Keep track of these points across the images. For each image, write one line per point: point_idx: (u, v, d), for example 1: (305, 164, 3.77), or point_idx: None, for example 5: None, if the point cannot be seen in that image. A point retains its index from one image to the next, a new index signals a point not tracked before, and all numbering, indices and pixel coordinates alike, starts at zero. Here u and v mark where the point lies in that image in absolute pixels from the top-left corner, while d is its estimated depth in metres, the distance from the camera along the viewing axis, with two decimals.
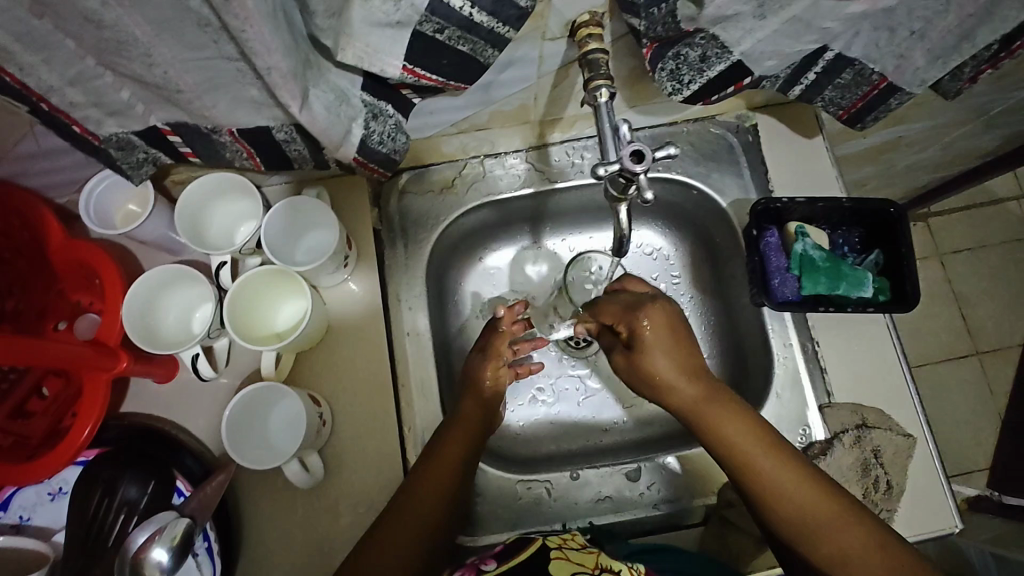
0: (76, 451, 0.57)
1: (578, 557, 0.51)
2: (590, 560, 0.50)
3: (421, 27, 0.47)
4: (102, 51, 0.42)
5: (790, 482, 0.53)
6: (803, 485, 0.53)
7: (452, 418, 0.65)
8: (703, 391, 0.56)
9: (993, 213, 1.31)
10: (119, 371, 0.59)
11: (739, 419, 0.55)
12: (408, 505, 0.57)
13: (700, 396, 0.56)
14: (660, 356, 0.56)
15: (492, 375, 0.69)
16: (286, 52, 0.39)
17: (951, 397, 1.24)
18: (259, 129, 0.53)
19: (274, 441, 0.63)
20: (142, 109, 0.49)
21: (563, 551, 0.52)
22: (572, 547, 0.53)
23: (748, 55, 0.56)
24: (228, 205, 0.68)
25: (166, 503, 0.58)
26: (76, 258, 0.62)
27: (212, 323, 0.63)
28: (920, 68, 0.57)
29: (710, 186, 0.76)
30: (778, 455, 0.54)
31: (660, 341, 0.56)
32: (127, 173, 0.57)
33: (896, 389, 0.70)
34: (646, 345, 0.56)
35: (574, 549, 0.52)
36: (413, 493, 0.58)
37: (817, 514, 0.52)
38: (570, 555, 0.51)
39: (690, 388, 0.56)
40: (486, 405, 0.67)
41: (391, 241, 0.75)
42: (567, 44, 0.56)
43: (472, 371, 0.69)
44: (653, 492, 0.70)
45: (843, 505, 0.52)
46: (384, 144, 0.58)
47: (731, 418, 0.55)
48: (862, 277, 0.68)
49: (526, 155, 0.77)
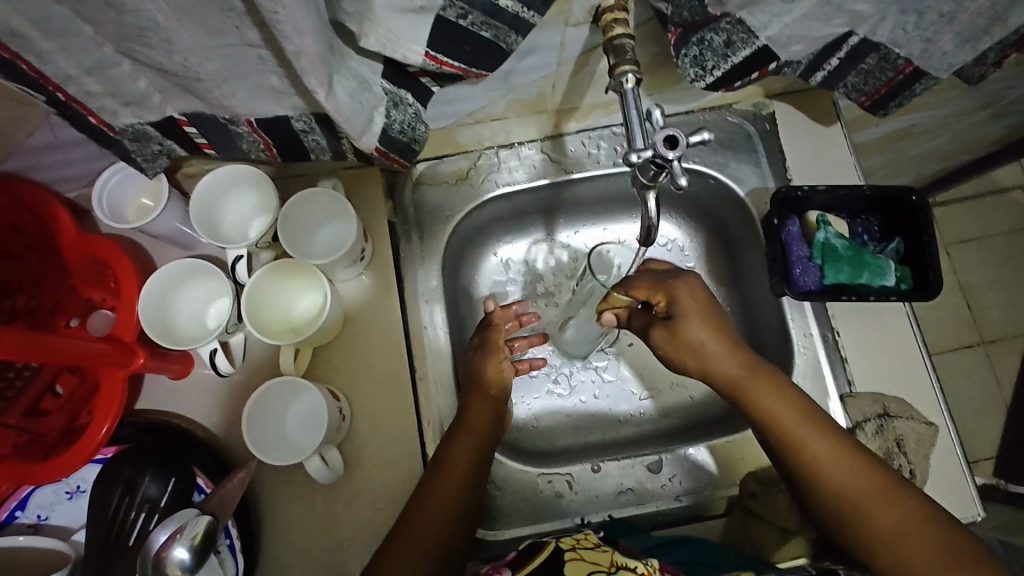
0: (94, 449, 0.56)
1: (594, 557, 0.50)
2: (606, 559, 0.49)
3: (445, 12, 0.46)
4: (122, 38, 0.41)
5: (840, 467, 0.54)
6: (852, 472, 0.54)
7: (459, 425, 0.63)
8: (748, 370, 0.58)
9: (999, 201, 1.31)
10: (136, 367, 0.58)
11: (781, 395, 0.57)
12: (421, 515, 0.57)
13: (745, 374, 0.58)
14: (699, 331, 0.58)
15: (494, 371, 0.67)
16: (315, 36, 0.37)
17: (959, 387, 1.24)
18: (278, 119, 0.52)
19: (293, 437, 0.62)
20: (159, 99, 0.48)
21: (578, 551, 0.50)
22: (586, 546, 0.51)
23: (773, 40, 0.55)
24: (242, 198, 0.67)
25: (188, 501, 0.57)
26: (88, 252, 0.61)
27: (230, 317, 0.62)
28: (947, 52, 0.56)
29: (728, 175, 0.76)
30: (824, 437, 0.55)
31: (700, 318, 0.58)
32: (142, 166, 0.56)
33: (917, 377, 0.69)
34: (681, 318, 0.59)
35: (588, 547, 0.51)
36: (434, 493, 0.58)
37: (858, 490, 0.53)
38: (585, 555, 0.50)
39: (731, 364, 0.58)
40: (493, 407, 0.65)
41: (405, 234, 0.74)
42: (590, 30, 0.55)
43: (474, 368, 0.67)
44: (675, 483, 0.69)
45: (885, 486, 0.53)
46: (405, 134, 0.56)
47: (772, 396, 0.57)
48: (885, 267, 0.68)
49: (541, 145, 0.76)
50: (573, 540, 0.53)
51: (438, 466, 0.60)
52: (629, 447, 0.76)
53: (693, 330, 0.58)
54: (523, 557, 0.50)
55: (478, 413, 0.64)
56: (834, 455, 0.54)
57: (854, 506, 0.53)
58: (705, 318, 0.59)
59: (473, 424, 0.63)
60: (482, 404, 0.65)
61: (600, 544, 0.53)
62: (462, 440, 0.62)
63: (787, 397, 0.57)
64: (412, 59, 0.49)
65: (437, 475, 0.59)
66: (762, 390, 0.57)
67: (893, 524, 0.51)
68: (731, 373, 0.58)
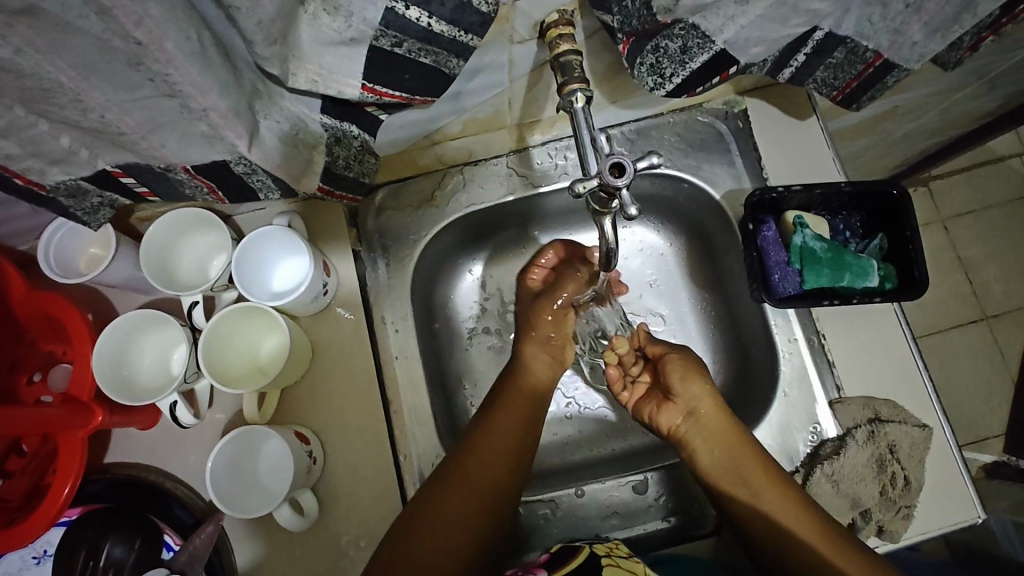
0: (58, 512, 0.54)
1: (628, 565, 0.52)
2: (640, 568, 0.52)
3: (377, 42, 0.42)
4: (29, 100, 0.38)
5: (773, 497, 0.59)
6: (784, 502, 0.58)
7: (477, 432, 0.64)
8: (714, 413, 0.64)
9: (995, 172, 1.27)
10: (95, 425, 0.56)
11: (762, 463, 0.60)
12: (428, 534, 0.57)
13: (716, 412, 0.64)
14: (693, 385, 0.66)
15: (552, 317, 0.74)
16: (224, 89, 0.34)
17: (963, 365, 1.21)
18: (216, 164, 0.50)
19: (263, 485, 0.60)
20: (86, 154, 0.46)
21: (614, 559, 0.53)
22: (621, 555, 0.54)
23: (731, 43, 0.52)
24: (198, 239, 0.65)
25: (157, 558, 0.56)
26: (40, 308, 0.59)
27: (189, 365, 0.60)
28: (918, 42, 0.53)
29: (702, 178, 0.73)
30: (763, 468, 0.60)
31: (680, 361, 0.68)
32: (83, 220, 0.54)
33: (909, 378, 0.67)
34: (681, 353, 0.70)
35: (623, 556, 0.53)
36: (453, 490, 0.60)
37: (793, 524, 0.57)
38: (621, 562, 0.52)
39: (717, 421, 0.64)
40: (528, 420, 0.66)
41: (372, 261, 0.72)
42: (538, 45, 0.52)
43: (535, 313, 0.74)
44: (660, 503, 0.68)
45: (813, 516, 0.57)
46: (351, 168, 0.55)
47: (729, 435, 0.63)
48: (867, 268, 0.66)
49: (507, 160, 0.74)
50: (606, 547, 0.56)
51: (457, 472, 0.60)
52: (620, 463, 0.74)
53: (693, 379, 0.67)
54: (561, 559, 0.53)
55: (489, 461, 0.62)
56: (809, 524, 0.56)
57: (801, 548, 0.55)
58: (693, 371, 0.68)
59: (480, 471, 0.61)
60: (489, 447, 0.62)
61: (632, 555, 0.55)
62: (460, 493, 0.60)
63: (765, 465, 0.60)
64: (348, 93, 0.46)
65: (457, 482, 0.60)
66: (745, 454, 0.61)
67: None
68: (720, 430, 0.63)
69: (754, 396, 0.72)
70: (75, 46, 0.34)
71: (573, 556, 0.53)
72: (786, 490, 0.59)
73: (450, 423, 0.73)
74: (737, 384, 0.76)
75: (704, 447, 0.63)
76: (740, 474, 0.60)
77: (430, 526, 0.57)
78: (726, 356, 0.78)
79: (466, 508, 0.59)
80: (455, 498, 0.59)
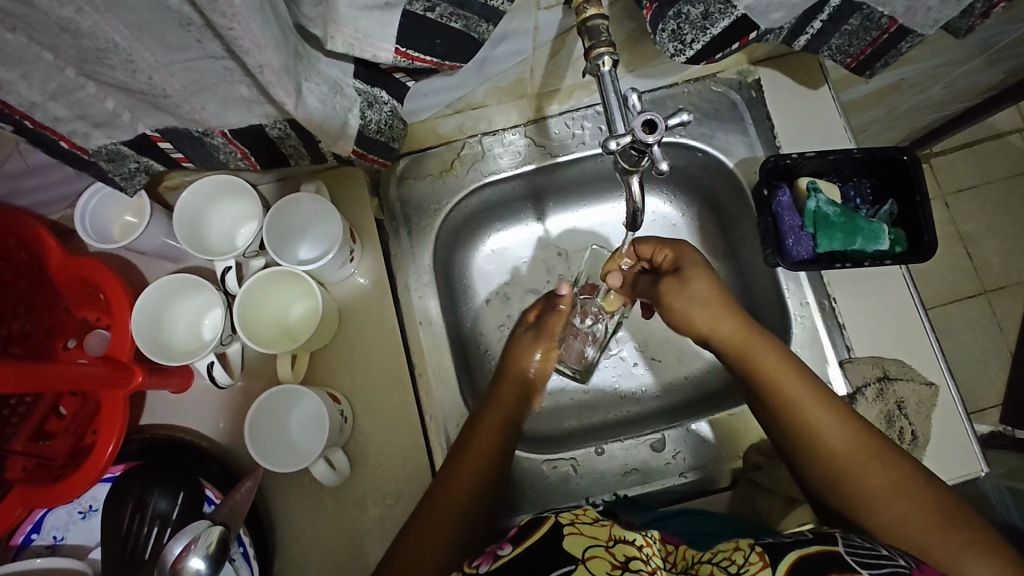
0: (102, 469, 0.56)
1: (593, 531, 0.49)
2: (603, 533, 0.49)
3: (411, 6, 0.43)
4: (82, 61, 0.40)
5: (808, 404, 0.55)
6: (819, 407, 0.55)
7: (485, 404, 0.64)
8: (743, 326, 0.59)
9: (995, 147, 1.29)
10: (135, 386, 0.59)
11: (777, 353, 0.58)
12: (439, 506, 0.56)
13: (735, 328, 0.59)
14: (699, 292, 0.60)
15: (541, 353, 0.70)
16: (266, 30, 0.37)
17: (961, 337, 1.24)
18: (252, 128, 0.51)
19: (296, 441, 0.62)
20: (128, 117, 0.47)
21: (577, 526, 0.49)
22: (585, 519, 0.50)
23: (752, 8, 0.53)
24: (227, 206, 0.67)
25: (198, 512, 0.58)
26: (77, 274, 0.60)
27: (225, 328, 0.63)
28: (932, 7, 0.55)
29: (715, 147, 0.74)
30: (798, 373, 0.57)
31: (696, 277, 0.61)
32: (120, 185, 0.56)
33: (916, 338, 0.69)
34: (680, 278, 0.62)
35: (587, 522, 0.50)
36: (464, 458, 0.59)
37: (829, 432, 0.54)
38: (584, 528, 0.49)
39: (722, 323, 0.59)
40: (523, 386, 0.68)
41: (394, 230, 0.74)
42: (563, 11, 0.53)
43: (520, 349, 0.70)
44: (678, 460, 0.70)
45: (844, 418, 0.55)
46: (381, 133, 0.57)
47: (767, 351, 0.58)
48: (878, 231, 0.67)
49: (525, 130, 0.75)
50: (570, 514, 0.52)
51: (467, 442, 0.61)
52: (631, 425, 0.77)
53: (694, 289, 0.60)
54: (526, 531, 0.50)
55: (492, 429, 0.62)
56: (839, 425, 0.55)
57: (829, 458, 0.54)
58: (693, 291, 0.61)
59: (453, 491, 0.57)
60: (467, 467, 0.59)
61: (599, 518, 0.52)
62: (436, 507, 0.56)
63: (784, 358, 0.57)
64: (382, 57, 0.47)
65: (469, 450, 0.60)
66: (757, 349, 0.58)
67: (878, 488, 0.52)
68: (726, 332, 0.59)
69: None
70: (134, 5, 0.35)
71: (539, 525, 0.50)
72: (820, 398, 0.55)
73: (471, 386, 0.75)
74: None
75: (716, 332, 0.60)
76: (747, 357, 0.58)
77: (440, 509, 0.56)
78: None
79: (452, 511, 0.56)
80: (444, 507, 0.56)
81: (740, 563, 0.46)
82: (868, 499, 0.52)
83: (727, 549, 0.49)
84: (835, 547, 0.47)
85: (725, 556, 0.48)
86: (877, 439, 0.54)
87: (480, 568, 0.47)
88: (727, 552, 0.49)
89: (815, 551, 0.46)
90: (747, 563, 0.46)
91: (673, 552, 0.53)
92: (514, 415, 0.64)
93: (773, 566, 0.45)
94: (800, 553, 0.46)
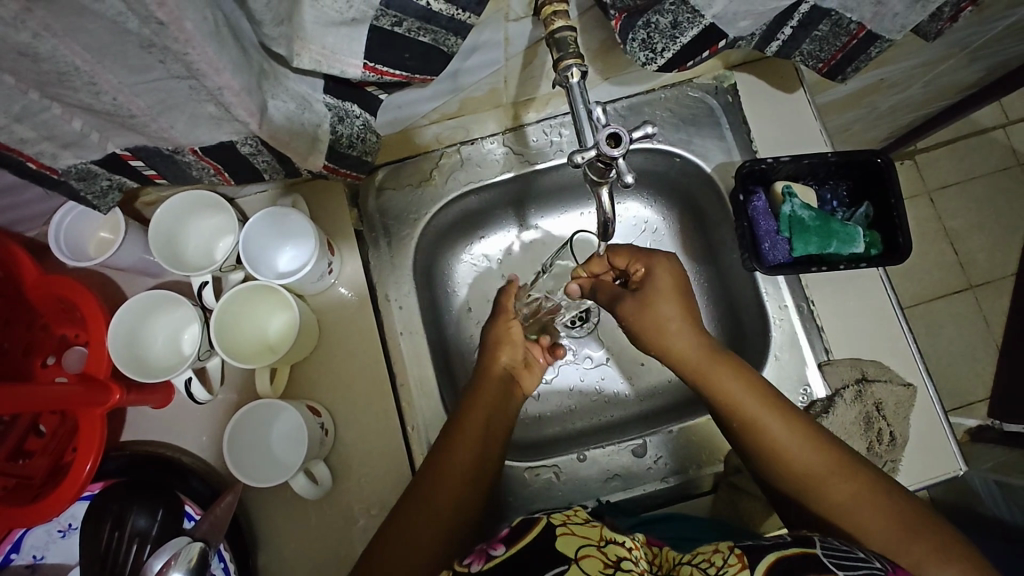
0: (81, 487, 0.56)
1: (583, 531, 0.49)
2: (595, 533, 0.49)
3: (378, 22, 0.43)
4: (45, 84, 0.40)
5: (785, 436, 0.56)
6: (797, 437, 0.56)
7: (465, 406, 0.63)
8: (706, 351, 0.60)
9: (978, 143, 1.30)
10: (113, 403, 0.58)
11: (745, 382, 0.59)
12: (417, 518, 0.55)
13: (698, 348, 0.60)
14: (662, 308, 0.61)
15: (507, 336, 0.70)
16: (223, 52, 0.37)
17: (947, 332, 1.25)
18: (223, 144, 0.51)
19: (276, 457, 0.62)
20: (97, 137, 0.47)
21: (568, 526, 0.50)
22: (576, 520, 0.51)
23: (720, 17, 0.53)
24: (204, 222, 0.67)
25: (178, 528, 0.59)
26: (52, 291, 0.60)
27: (203, 343, 0.63)
28: (899, 13, 0.55)
29: (693, 152, 0.75)
30: (769, 404, 0.58)
31: (660, 291, 0.62)
32: (93, 203, 0.56)
33: (894, 339, 0.70)
34: (649, 290, 0.63)
35: (577, 521, 0.50)
36: (443, 473, 0.58)
37: (811, 464, 0.55)
38: (575, 528, 0.49)
39: (689, 345, 0.61)
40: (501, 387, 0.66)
41: (374, 241, 0.74)
42: (533, 23, 0.54)
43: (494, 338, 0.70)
44: (659, 465, 0.70)
45: (825, 449, 0.55)
46: (354, 147, 0.57)
47: (732, 381, 0.59)
48: (853, 234, 0.68)
49: (503, 138, 0.75)
50: (562, 514, 0.52)
51: (444, 447, 0.60)
52: (615, 430, 0.77)
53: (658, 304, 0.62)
54: (517, 530, 0.50)
55: (468, 441, 0.60)
56: (801, 441, 0.56)
57: (817, 490, 0.55)
58: (669, 287, 0.62)
59: (421, 521, 0.55)
60: (444, 479, 0.58)
61: (590, 518, 0.52)
62: (415, 514, 0.56)
63: (749, 383, 0.59)
64: (350, 73, 0.47)
65: (444, 462, 0.59)
66: (721, 376, 0.59)
67: (850, 500, 0.53)
68: (685, 351, 0.61)
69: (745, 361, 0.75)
70: (91, 29, 0.35)
71: (531, 524, 0.50)
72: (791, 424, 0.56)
73: (453, 394, 0.75)
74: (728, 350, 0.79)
75: (683, 346, 0.61)
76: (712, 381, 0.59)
77: (421, 522, 0.55)
78: (717, 324, 0.80)
79: (432, 527, 0.56)
80: (415, 525, 0.55)
81: (718, 565, 0.46)
82: (840, 508, 0.54)
83: (706, 551, 0.49)
84: (812, 549, 0.47)
85: (705, 556, 0.48)
86: (839, 450, 0.56)
87: (472, 568, 0.47)
88: (707, 554, 0.48)
89: (793, 554, 0.47)
90: (726, 564, 0.46)
91: (657, 552, 0.52)
92: (499, 418, 0.64)
93: (751, 566, 0.46)
94: (778, 555, 0.47)
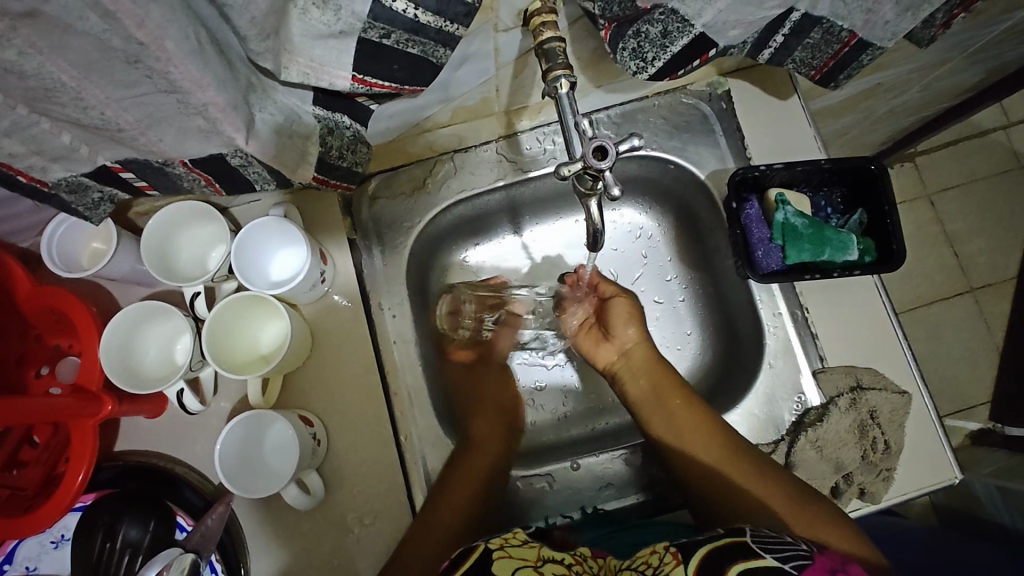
0: (71, 498, 0.56)
1: (521, 553, 0.50)
2: (532, 554, 0.50)
3: (366, 34, 0.43)
4: (32, 99, 0.40)
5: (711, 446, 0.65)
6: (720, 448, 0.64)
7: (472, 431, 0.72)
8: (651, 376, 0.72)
9: (978, 145, 1.30)
10: (105, 414, 0.58)
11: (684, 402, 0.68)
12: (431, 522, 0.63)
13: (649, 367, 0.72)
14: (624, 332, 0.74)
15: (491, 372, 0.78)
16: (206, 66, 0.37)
17: (948, 336, 1.24)
18: (213, 157, 0.51)
19: (268, 467, 0.63)
20: (86, 151, 0.47)
21: (506, 549, 0.50)
22: (512, 543, 0.51)
23: (709, 27, 0.53)
24: (196, 232, 0.67)
25: (169, 539, 0.59)
26: (45, 303, 0.60)
27: (195, 354, 0.63)
28: (890, 21, 0.55)
29: (687, 159, 0.75)
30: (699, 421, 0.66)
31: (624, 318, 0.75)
32: (85, 215, 0.56)
33: (889, 347, 0.69)
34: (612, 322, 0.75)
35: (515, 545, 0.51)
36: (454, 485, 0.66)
37: (732, 469, 0.63)
38: (512, 551, 0.50)
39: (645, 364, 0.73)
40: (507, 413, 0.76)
41: (367, 250, 0.74)
42: (523, 32, 0.54)
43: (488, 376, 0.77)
44: (650, 475, 0.70)
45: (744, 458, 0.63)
46: (344, 157, 0.58)
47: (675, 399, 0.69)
48: (846, 241, 0.68)
49: (497, 145, 0.75)
50: (500, 539, 0.53)
51: (455, 463, 0.68)
52: (611, 438, 0.77)
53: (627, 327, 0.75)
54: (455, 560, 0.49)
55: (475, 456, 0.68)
56: (724, 451, 0.64)
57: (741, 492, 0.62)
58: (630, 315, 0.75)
59: (434, 526, 0.63)
60: (452, 491, 0.66)
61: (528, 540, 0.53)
62: (433, 519, 0.63)
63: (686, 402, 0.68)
64: (339, 84, 0.47)
65: (454, 477, 0.67)
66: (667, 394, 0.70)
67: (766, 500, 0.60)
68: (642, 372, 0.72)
69: (741, 368, 0.75)
70: (77, 46, 0.35)
71: (468, 553, 0.50)
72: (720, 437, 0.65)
73: (447, 402, 0.75)
74: (725, 357, 0.79)
75: (632, 380, 0.73)
76: (661, 405, 0.69)
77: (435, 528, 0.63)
78: (714, 331, 0.80)
79: (442, 531, 0.63)
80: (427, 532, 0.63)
81: (656, 565, 0.47)
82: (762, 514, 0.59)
83: (645, 553, 0.50)
84: (744, 537, 0.49)
85: (644, 559, 0.50)
86: (764, 463, 0.63)
87: None
88: (645, 556, 0.50)
89: (723, 544, 0.48)
90: (662, 563, 0.47)
91: (602, 562, 0.54)
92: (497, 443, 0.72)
93: (685, 563, 0.46)
94: (710, 548, 0.48)
